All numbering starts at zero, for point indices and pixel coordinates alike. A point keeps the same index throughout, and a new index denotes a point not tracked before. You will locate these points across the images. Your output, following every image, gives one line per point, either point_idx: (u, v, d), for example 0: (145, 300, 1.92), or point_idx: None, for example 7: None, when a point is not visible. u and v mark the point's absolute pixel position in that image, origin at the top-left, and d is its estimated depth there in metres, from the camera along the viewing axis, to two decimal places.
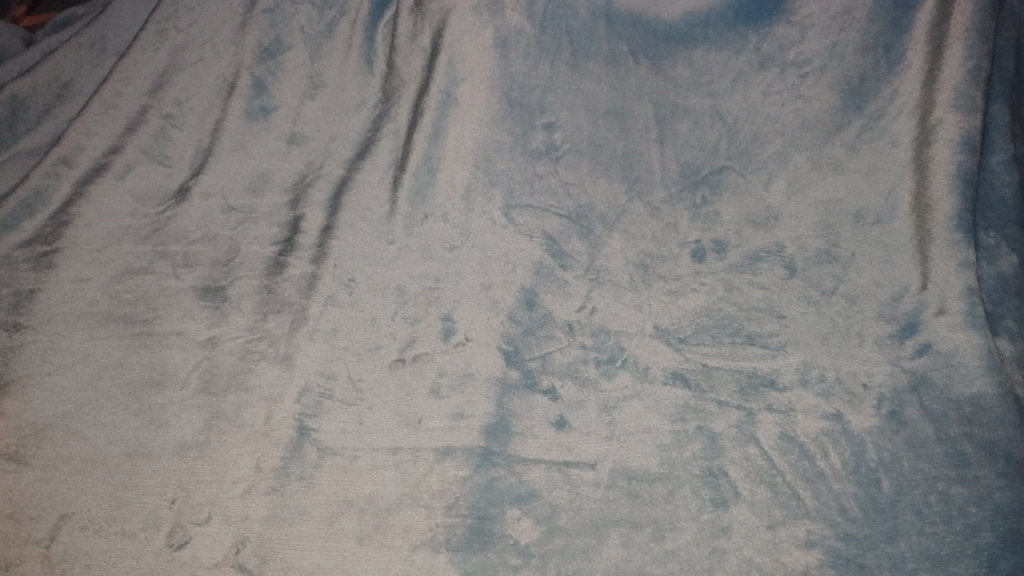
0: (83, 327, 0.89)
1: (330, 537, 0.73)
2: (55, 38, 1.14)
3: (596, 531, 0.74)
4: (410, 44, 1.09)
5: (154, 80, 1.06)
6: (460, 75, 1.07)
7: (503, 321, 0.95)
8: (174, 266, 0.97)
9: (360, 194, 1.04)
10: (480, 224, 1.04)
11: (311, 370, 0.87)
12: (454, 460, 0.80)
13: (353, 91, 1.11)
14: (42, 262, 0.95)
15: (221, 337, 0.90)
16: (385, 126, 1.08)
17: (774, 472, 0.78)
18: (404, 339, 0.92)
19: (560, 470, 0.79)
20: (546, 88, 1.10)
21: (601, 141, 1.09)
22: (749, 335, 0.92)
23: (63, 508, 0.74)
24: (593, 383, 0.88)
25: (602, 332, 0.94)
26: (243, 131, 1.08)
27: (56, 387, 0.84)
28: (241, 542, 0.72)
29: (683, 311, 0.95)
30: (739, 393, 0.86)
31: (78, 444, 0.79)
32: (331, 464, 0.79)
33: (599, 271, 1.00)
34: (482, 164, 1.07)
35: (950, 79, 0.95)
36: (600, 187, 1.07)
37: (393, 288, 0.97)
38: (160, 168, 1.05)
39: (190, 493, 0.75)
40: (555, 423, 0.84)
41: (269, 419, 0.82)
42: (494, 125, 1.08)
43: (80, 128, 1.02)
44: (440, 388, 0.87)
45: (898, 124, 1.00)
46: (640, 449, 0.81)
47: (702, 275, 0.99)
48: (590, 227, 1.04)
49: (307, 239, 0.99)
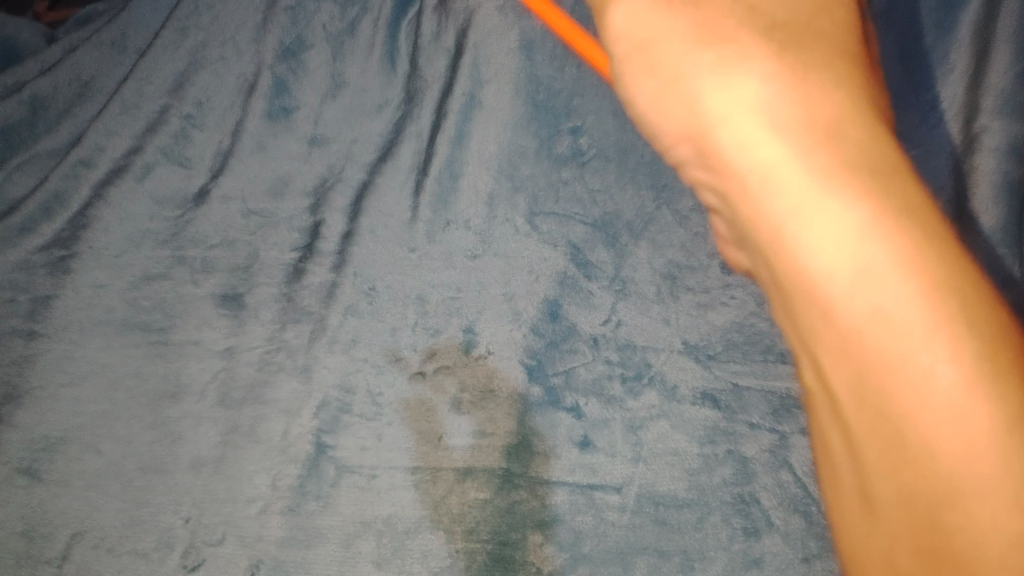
0: (100, 336, 0.90)
1: (346, 561, 0.75)
2: (77, 36, 1.13)
3: (621, 559, 0.75)
4: (432, 43, 1.04)
5: (175, 78, 1.05)
6: (485, 77, 1.02)
7: (525, 334, 0.90)
8: (193, 273, 0.95)
9: (382, 199, 1.01)
10: (502, 231, 0.99)
11: (329, 383, 0.85)
12: (475, 480, 0.79)
13: (375, 91, 1.05)
14: (60, 267, 0.96)
15: (239, 347, 0.88)
16: (408, 129, 1.04)
17: (807, 502, 0.77)
18: (425, 351, 0.89)
19: (584, 494, 0.78)
20: (572, 92, 1.01)
21: (626, 146, 1.00)
22: (783, 353, 0.87)
23: (78, 524, 0.77)
24: (618, 402, 0.84)
25: (628, 347, 0.89)
26: (262, 133, 1.04)
27: (72, 400, 0.85)
28: (255, 564, 0.75)
29: (713, 327, 0.90)
30: (772, 414, 0.83)
31: (93, 459, 0.81)
32: (349, 483, 0.78)
33: (625, 281, 0.94)
34: (506, 170, 1.02)
35: (997, 84, 0.89)
36: (628, 195, 0.99)
37: (414, 296, 0.94)
38: (180, 169, 1.03)
39: (204, 512, 0.77)
40: (579, 443, 0.81)
41: (286, 434, 0.81)
42: (518, 127, 1.02)
43: (101, 128, 1.02)
44: (462, 404, 0.84)
45: (943, 130, 0.92)
46: (668, 472, 0.79)
47: (732, 287, 0.93)
48: (616, 235, 0.97)
49: (328, 246, 0.98)
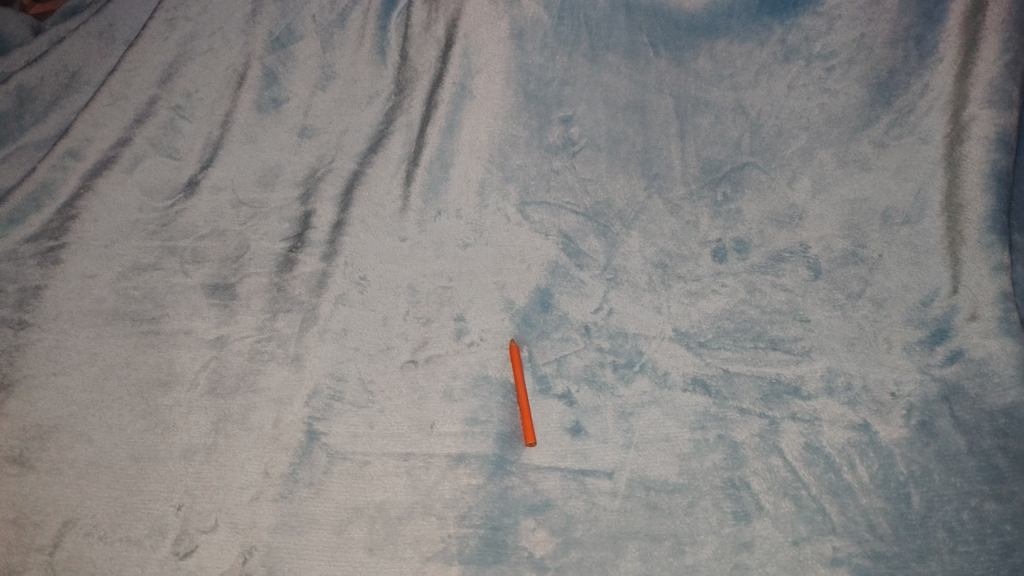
0: (89, 326, 0.88)
1: (338, 547, 0.71)
2: (64, 27, 1.13)
3: (614, 544, 0.72)
4: (423, 34, 1.08)
5: (163, 70, 1.05)
6: (476, 67, 1.06)
7: (516, 323, 0.92)
8: (183, 263, 0.95)
9: (372, 189, 1.02)
10: (494, 221, 1.01)
11: (321, 371, 0.86)
12: (468, 467, 0.78)
13: (365, 83, 1.09)
14: (48, 258, 0.94)
15: (230, 336, 0.88)
16: (398, 119, 1.06)
17: (798, 485, 0.75)
18: (416, 340, 0.90)
19: (575, 479, 0.77)
20: (564, 81, 1.08)
21: (619, 136, 1.06)
22: (772, 340, 0.89)
23: (67, 514, 0.72)
24: (610, 388, 0.86)
25: (619, 334, 0.91)
26: (251, 124, 1.06)
27: (61, 387, 0.82)
28: (248, 551, 0.70)
29: (704, 314, 0.92)
30: (761, 400, 0.83)
31: (85, 447, 0.77)
32: (341, 470, 0.77)
33: (616, 270, 0.97)
34: (497, 160, 1.05)
35: (984, 73, 0.92)
36: (618, 184, 1.04)
37: (405, 286, 0.95)
38: (169, 161, 1.04)
39: (197, 499, 0.73)
40: (571, 430, 0.82)
41: (278, 422, 0.80)
42: (510, 118, 1.07)
43: (88, 120, 1.02)
44: (454, 391, 0.85)
45: (929, 119, 0.97)
46: (659, 458, 0.79)
47: (723, 275, 0.95)
48: (608, 225, 1.01)
49: (318, 235, 0.97)
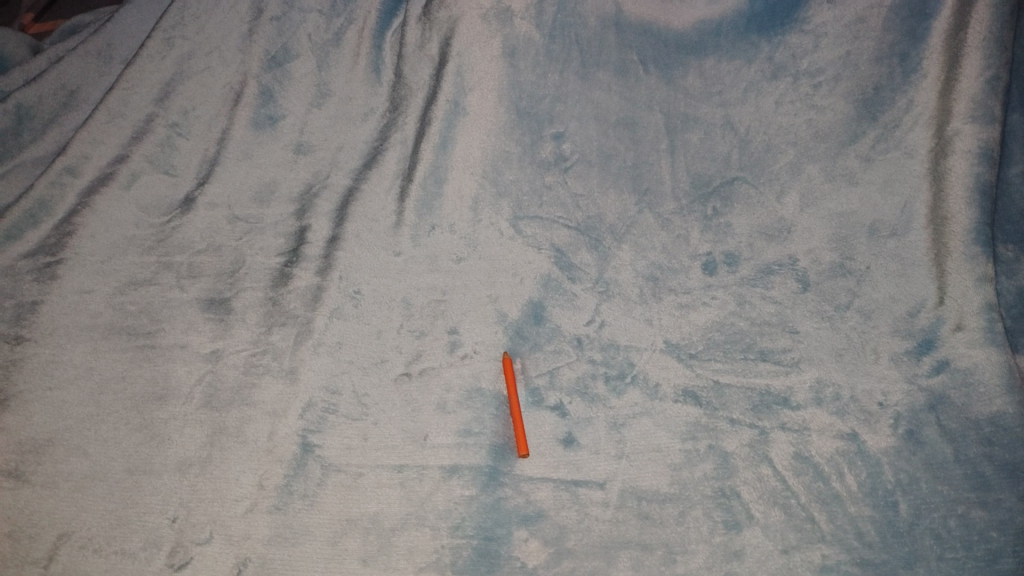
0: (85, 340, 0.88)
1: (332, 558, 0.72)
2: (62, 47, 1.15)
3: (605, 553, 0.73)
4: (417, 53, 1.09)
5: (161, 88, 1.06)
6: (469, 85, 1.07)
7: (511, 336, 0.93)
8: (179, 277, 0.96)
9: (367, 205, 1.03)
10: (487, 235, 1.03)
11: (316, 384, 0.86)
12: (461, 479, 0.79)
13: (360, 100, 1.10)
14: (45, 273, 0.95)
15: (225, 350, 0.89)
16: (392, 136, 1.07)
17: (788, 494, 0.76)
18: (410, 353, 0.91)
19: (568, 490, 0.78)
20: (556, 98, 1.08)
21: (610, 152, 1.07)
22: (762, 351, 0.90)
23: (62, 526, 0.72)
24: (601, 400, 0.87)
25: (611, 347, 0.92)
26: (248, 141, 1.07)
27: (57, 402, 0.82)
28: (242, 562, 0.71)
29: (695, 326, 0.93)
30: (751, 410, 0.84)
31: (80, 460, 0.77)
32: (334, 482, 0.78)
33: (608, 283, 0.99)
34: (490, 175, 1.06)
35: (967, 89, 0.94)
36: (610, 198, 1.05)
37: (399, 300, 0.96)
38: (166, 177, 1.05)
39: (192, 511, 0.74)
40: (564, 441, 0.83)
41: (272, 435, 0.81)
42: (503, 135, 1.07)
43: (86, 137, 1.03)
44: (447, 404, 0.85)
45: (913, 134, 0.98)
46: (651, 468, 0.79)
47: (712, 288, 0.97)
48: (599, 238, 1.03)
49: (313, 250, 0.99)
